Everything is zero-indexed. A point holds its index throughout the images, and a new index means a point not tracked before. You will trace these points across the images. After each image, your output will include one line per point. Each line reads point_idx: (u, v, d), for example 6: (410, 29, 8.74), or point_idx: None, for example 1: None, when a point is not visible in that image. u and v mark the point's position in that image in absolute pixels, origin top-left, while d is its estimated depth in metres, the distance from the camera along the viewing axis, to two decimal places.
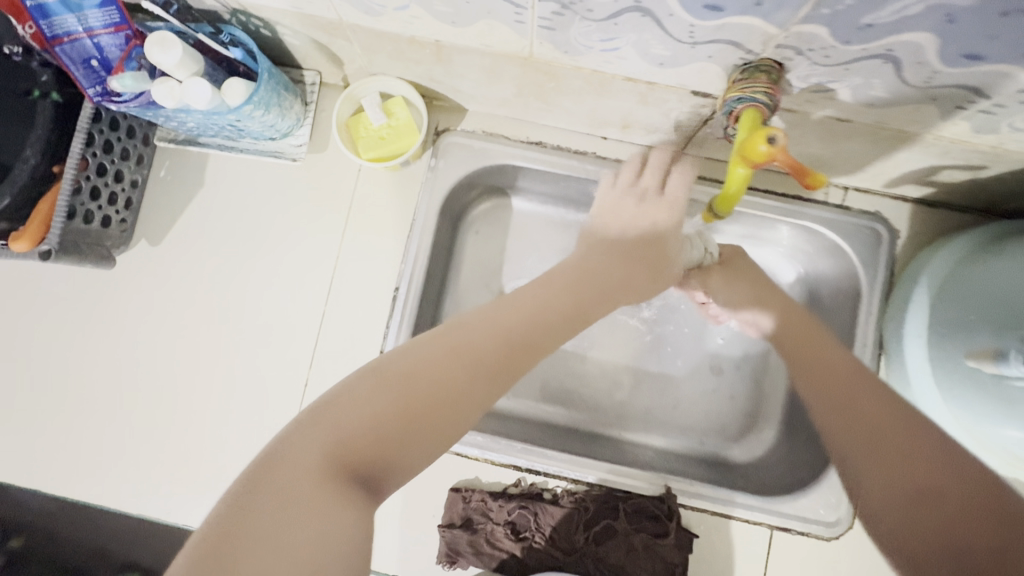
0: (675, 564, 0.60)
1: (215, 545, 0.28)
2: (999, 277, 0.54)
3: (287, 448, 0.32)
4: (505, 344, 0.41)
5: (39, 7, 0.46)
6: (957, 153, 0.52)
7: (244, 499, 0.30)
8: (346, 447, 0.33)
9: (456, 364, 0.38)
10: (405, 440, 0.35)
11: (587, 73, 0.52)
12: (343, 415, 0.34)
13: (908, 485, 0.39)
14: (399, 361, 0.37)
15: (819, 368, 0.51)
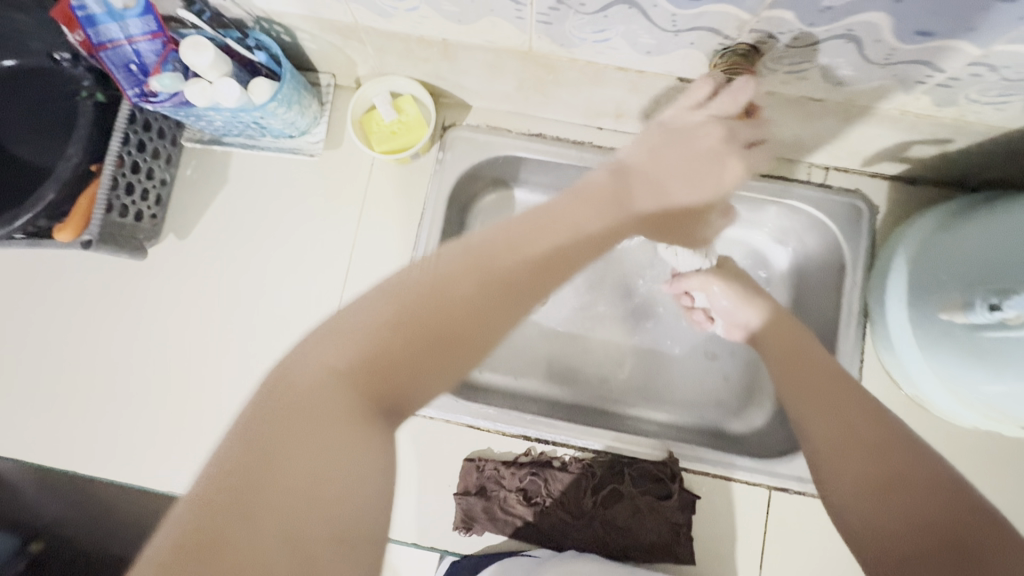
0: (680, 524, 0.63)
1: (235, 485, 0.29)
2: (967, 240, 0.58)
3: (297, 387, 0.33)
4: (518, 266, 0.42)
5: (88, 17, 0.52)
6: (923, 127, 0.57)
7: (258, 438, 0.31)
8: (363, 362, 0.35)
9: (471, 281, 0.40)
10: (421, 356, 0.37)
11: (581, 65, 0.57)
12: (358, 331, 0.36)
13: (881, 471, 0.41)
14: (414, 277, 0.39)
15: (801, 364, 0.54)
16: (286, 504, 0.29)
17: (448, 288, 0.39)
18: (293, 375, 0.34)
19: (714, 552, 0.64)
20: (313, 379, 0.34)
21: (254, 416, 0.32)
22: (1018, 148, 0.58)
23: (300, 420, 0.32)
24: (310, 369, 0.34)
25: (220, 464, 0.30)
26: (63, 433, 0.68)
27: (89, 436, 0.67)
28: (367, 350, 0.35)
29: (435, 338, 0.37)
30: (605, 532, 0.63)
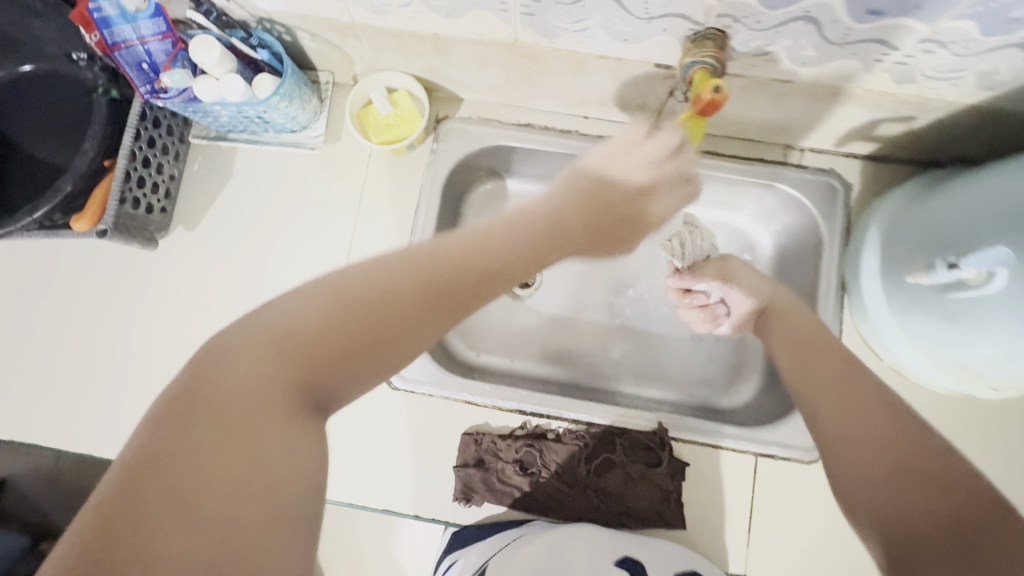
0: (669, 490, 0.66)
1: (133, 485, 0.27)
2: (934, 210, 0.60)
3: (221, 381, 0.31)
4: (464, 265, 0.41)
5: (103, 19, 0.55)
6: (887, 105, 0.60)
7: (165, 436, 0.29)
8: (293, 357, 0.33)
9: (414, 283, 0.38)
10: (356, 357, 0.35)
11: (564, 54, 0.61)
12: (287, 324, 0.33)
13: (886, 456, 0.37)
14: (354, 274, 0.37)
15: (806, 351, 0.52)
16: (189, 507, 0.27)
17: (389, 288, 0.37)
18: (211, 366, 0.31)
19: (704, 516, 0.67)
20: (239, 373, 0.31)
21: (166, 409, 0.30)
22: (978, 123, 0.61)
23: (214, 417, 0.29)
24: (234, 359, 0.32)
25: (124, 465, 0.28)
26: (81, 419, 0.71)
27: (106, 420, 0.71)
28: (296, 346, 0.33)
29: (371, 338, 0.35)
30: (598, 499, 0.66)
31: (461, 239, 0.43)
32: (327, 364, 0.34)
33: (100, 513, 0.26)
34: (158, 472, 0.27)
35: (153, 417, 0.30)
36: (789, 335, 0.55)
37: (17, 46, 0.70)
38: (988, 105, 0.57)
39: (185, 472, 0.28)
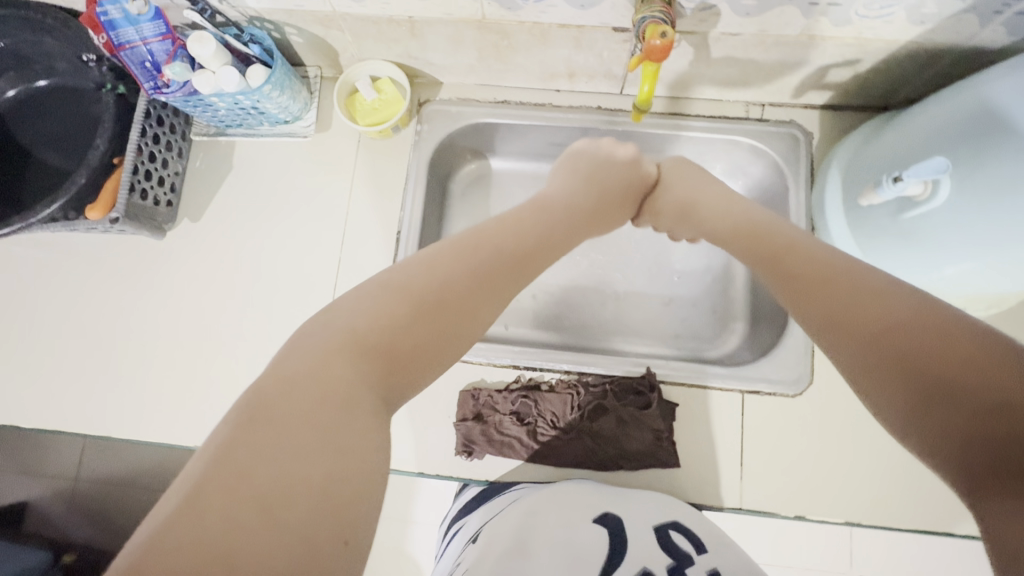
0: (662, 430, 0.69)
1: (226, 469, 0.30)
2: (886, 142, 0.64)
3: (308, 374, 0.35)
4: (501, 260, 0.49)
5: (109, 22, 0.61)
6: (833, 50, 0.65)
7: (260, 422, 0.32)
8: (367, 352, 0.38)
9: (469, 291, 0.45)
10: (417, 357, 0.41)
11: (529, 27, 0.66)
12: (362, 328, 0.39)
13: (913, 378, 0.34)
14: (418, 282, 0.44)
15: (783, 271, 0.49)
16: (279, 493, 0.30)
17: (445, 297, 0.44)
18: (295, 364, 0.36)
19: (697, 455, 0.70)
20: (317, 370, 0.36)
21: (259, 398, 0.34)
22: (919, 59, 0.66)
23: (299, 412, 0.33)
24: (313, 358, 0.36)
25: (216, 450, 0.31)
26: (101, 403, 0.75)
27: (126, 404, 0.75)
28: (370, 347, 0.39)
29: (431, 342, 0.42)
30: (594, 443, 0.69)
31: (499, 243, 0.50)
32: (394, 365, 0.39)
33: (194, 491, 0.29)
34: (244, 461, 0.30)
35: (235, 417, 0.33)
36: (762, 254, 0.52)
37: (30, 63, 0.75)
38: (924, 40, 0.62)
39: (269, 459, 0.31)
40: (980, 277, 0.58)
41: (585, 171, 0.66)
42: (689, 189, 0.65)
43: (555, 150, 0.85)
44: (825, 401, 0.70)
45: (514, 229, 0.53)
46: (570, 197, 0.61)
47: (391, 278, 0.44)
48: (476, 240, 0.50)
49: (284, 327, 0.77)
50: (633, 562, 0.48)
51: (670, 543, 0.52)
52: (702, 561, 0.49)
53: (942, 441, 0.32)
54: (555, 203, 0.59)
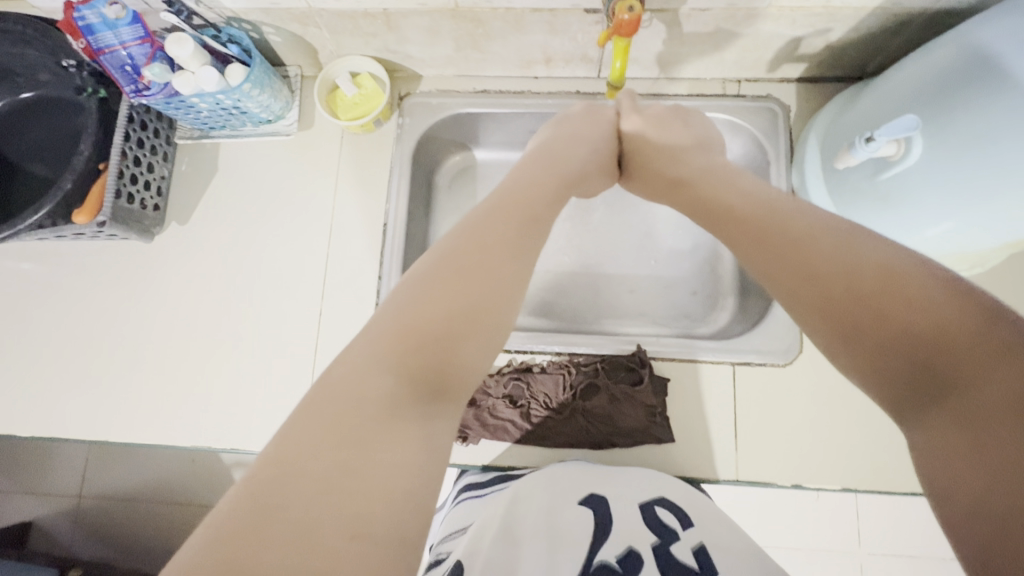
0: (654, 406, 0.69)
1: (274, 484, 0.31)
2: (860, 109, 0.65)
3: (348, 383, 0.36)
4: (519, 237, 0.49)
5: (87, 27, 0.61)
6: (802, 21, 0.66)
7: (308, 438, 0.33)
8: (401, 350, 0.39)
9: (493, 273, 0.45)
10: (456, 344, 0.41)
11: (503, 13, 0.67)
12: (397, 326, 0.40)
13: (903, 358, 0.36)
14: (446, 272, 0.43)
15: (768, 240, 0.47)
16: (335, 505, 0.31)
17: (478, 286, 0.43)
18: (333, 372, 0.37)
19: (690, 430, 0.70)
20: (350, 372, 0.37)
21: (305, 410, 0.35)
22: (888, 28, 0.66)
23: (343, 417, 0.35)
24: (349, 364, 0.38)
25: (266, 468, 0.32)
26: (96, 408, 0.76)
27: (123, 407, 0.75)
28: (406, 344, 0.39)
29: (470, 330, 0.42)
30: (588, 422, 0.69)
31: (518, 225, 0.49)
32: (434, 357, 0.39)
33: (250, 508, 0.30)
34: (292, 478, 0.32)
35: (285, 434, 0.34)
36: (737, 223, 0.51)
37: (14, 75, 0.76)
38: (891, 7, 0.63)
39: (319, 474, 0.32)
40: (959, 236, 0.58)
41: (569, 135, 0.64)
42: (675, 148, 0.63)
43: None
44: (815, 369, 0.71)
45: (527, 205, 0.52)
46: (562, 156, 0.61)
47: (417, 272, 0.44)
48: (492, 219, 0.49)
49: (276, 324, 0.77)
50: (618, 542, 0.49)
51: (656, 518, 0.53)
52: (688, 538, 0.50)
53: (939, 418, 0.33)
54: (541, 172, 0.58)
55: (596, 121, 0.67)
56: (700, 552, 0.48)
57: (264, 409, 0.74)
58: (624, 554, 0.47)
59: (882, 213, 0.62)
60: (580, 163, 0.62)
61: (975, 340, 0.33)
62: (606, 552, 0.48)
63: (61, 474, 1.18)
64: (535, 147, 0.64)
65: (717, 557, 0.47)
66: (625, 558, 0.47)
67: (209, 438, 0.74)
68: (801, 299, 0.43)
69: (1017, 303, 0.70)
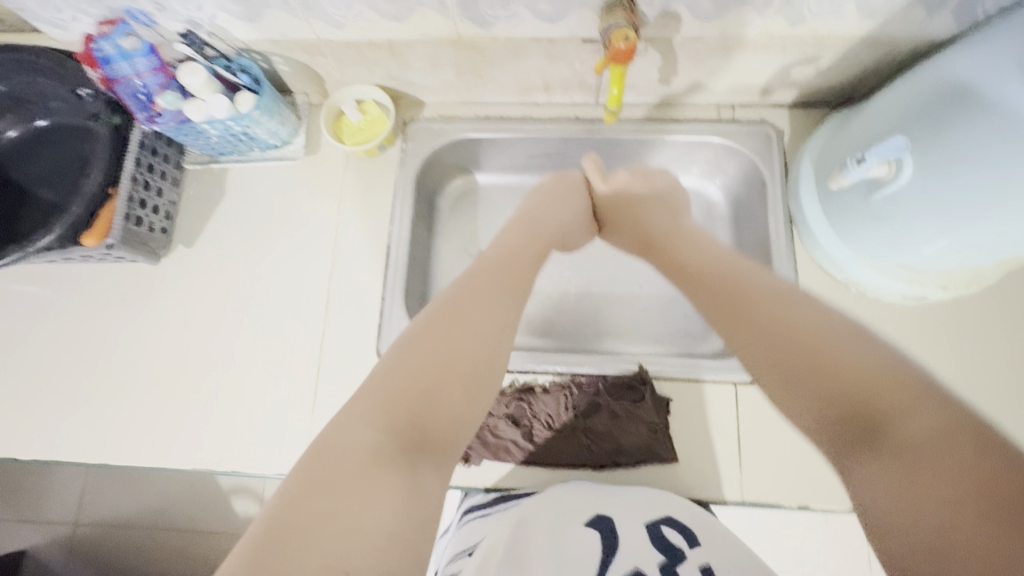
0: (656, 425, 0.69)
1: (275, 539, 0.31)
2: (852, 132, 0.67)
3: (340, 440, 0.37)
4: (500, 292, 0.50)
5: (104, 58, 0.64)
6: (792, 49, 0.68)
7: (303, 494, 0.34)
8: (392, 404, 0.40)
9: (484, 329, 0.46)
10: (447, 386, 0.42)
11: (502, 42, 0.70)
12: (392, 383, 0.41)
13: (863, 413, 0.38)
14: (437, 330, 0.44)
15: (739, 307, 0.49)
16: (333, 554, 0.31)
17: (471, 345, 0.44)
18: (329, 432, 0.38)
19: (695, 448, 0.69)
20: (343, 427, 0.38)
21: (301, 467, 0.36)
22: (875, 54, 0.69)
23: (343, 470, 0.35)
24: (349, 418, 0.39)
25: (265, 524, 0.33)
26: (98, 431, 0.75)
27: (123, 430, 0.75)
28: (403, 399, 0.40)
29: (464, 376, 0.43)
30: (590, 442, 0.69)
31: (497, 282, 0.51)
32: (429, 412, 0.40)
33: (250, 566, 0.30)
34: (291, 533, 0.32)
35: (286, 492, 0.34)
36: (707, 288, 0.53)
37: (29, 104, 0.78)
38: (877, 35, 0.65)
39: (313, 527, 0.32)
40: (954, 254, 0.59)
41: (551, 197, 0.68)
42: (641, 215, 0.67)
43: (537, 162, 0.88)
44: None
45: (508, 263, 0.54)
46: (533, 217, 0.64)
47: (409, 330, 0.45)
48: (477, 280, 0.51)
49: (278, 346, 0.78)
50: (626, 562, 0.50)
51: (662, 537, 0.53)
52: (694, 557, 0.50)
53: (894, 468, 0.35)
54: (516, 235, 0.60)
55: (570, 183, 0.71)
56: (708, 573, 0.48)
57: (263, 432, 0.74)
58: None
59: (880, 232, 0.63)
60: (560, 227, 0.66)
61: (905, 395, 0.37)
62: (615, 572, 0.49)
63: (58, 500, 1.17)
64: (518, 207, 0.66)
65: None
66: None
67: (208, 461, 0.74)
68: (769, 364, 0.45)
69: (1013, 318, 0.71)
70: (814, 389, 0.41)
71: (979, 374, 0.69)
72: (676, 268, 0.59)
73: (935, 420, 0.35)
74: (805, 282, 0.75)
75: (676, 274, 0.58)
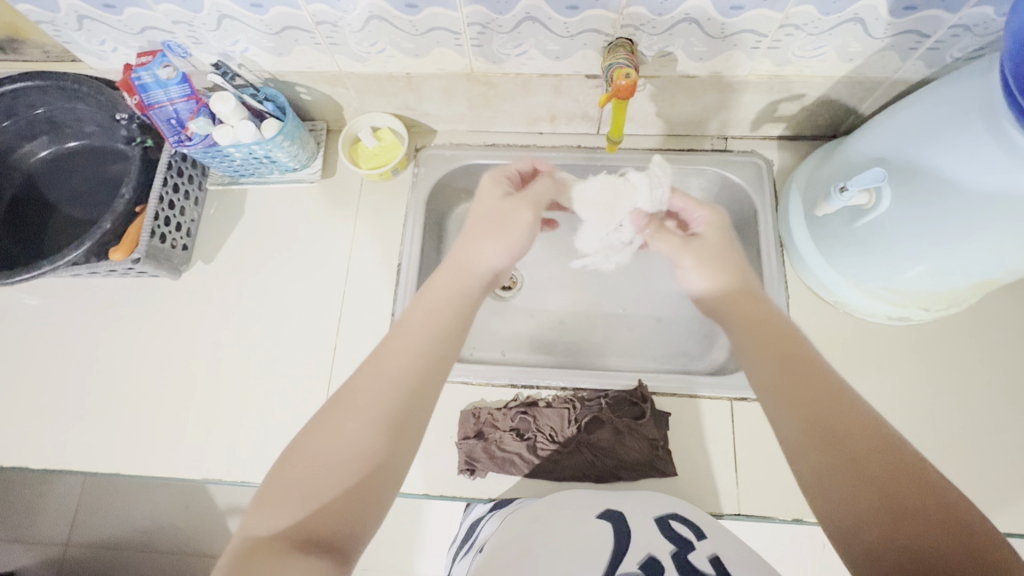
0: (656, 439, 0.72)
1: None
2: (835, 165, 0.72)
3: (260, 537, 0.43)
4: (413, 361, 0.53)
5: (142, 86, 0.69)
6: (779, 88, 0.74)
7: None
8: (308, 495, 0.46)
9: (408, 403, 0.51)
10: (369, 469, 0.47)
11: (512, 78, 0.75)
12: (305, 473, 0.47)
13: (873, 487, 0.42)
14: (342, 416, 0.49)
15: (799, 371, 0.50)
16: None
17: (379, 431, 0.49)
18: (248, 516, 0.45)
19: (692, 462, 0.72)
20: (264, 522, 0.44)
21: (226, 566, 0.42)
22: (856, 94, 0.75)
23: (266, 544, 0.43)
24: (269, 511, 0.45)
25: None
26: (110, 441, 0.77)
27: (136, 441, 0.77)
28: (315, 485, 0.46)
29: (378, 455, 0.48)
30: (593, 455, 0.71)
31: (417, 344, 0.54)
32: (347, 494, 0.46)
33: None
34: None
35: None
36: (754, 330, 0.54)
37: (63, 127, 0.83)
38: (857, 77, 0.71)
39: None
40: (931, 278, 0.64)
41: (493, 218, 0.63)
42: (717, 255, 0.62)
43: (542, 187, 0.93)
44: None
45: (424, 317, 0.56)
46: (466, 244, 0.62)
47: (322, 413, 0.50)
48: (387, 348, 0.54)
49: (289, 360, 0.81)
50: (639, 549, 0.50)
51: (672, 530, 0.55)
52: (704, 548, 0.51)
53: (893, 546, 0.40)
54: (447, 280, 0.60)
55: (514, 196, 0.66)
56: (716, 559, 0.49)
57: (272, 443, 0.76)
58: (646, 560, 0.48)
59: (866, 256, 0.67)
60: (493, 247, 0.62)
61: (910, 481, 0.42)
62: (628, 559, 0.49)
63: (45, 514, 1.17)
64: (461, 236, 0.63)
65: (733, 566, 0.48)
66: (646, 563, 0.48)
67: (217, 472, 0.76)
68: (805, 426, 0.47)
69: (991, 340, 0.75)
70: (836, 451, 0.44)
71: (961, 394, 0.73)
72: (728, 309, 0.58)
73: (936, 506, 0.40)
74: (795, 303, 0.79)
75: (727, 318, 0.58)
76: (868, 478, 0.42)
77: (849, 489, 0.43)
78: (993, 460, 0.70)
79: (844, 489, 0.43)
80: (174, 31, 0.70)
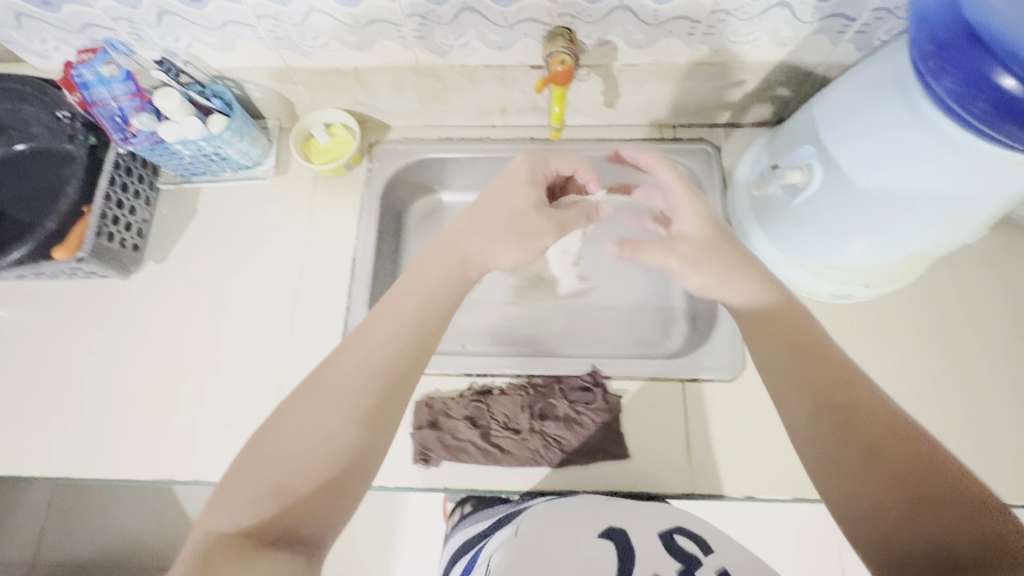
0: (607, 421, 0.73)
1: None
2: (776, 144, 0.74)
3: (224, 534, 0.43)
4: (386, 351, 0.52)
5: (83, 83, 0.69)
6: (718, 74, 0.76)
7: None
8: (273, 490, 0.45)
9: (382, 395, 0.50)
10: (339, 462, 0.47)
11: (458, 69, 0.76)
12: (269, 466, 0.46)
13: (888, 477, 0.44)
14: (305, 409, 0.49)
15: (812, 366, 0.52)
16: None
17: (348, 423, 0.48)
18: (209, 512, 0.45)
19: (645, 444, 0.72)
20: (227, 518, 0.44)
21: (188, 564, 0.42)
22: (793, 79, 0.77)
23: (230, 540, 0.43)
24: (231, 507, 0.44)
25: None
26: (60, 447, 0.76)
27: (86, 443, 0.76)
28: (280, 481, 0.46)
29: (348, 447, 0.48)
30: (546, 441, 0.72)
31: (387, 333, 0.53)
32: (316, 489, 0.46)
33: None
34: None
35: None
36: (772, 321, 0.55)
37: (8, 129, 0.83)
38: (791, 62, 0.73)
39: None
40: (877, 255, 0.66)
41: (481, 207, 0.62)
42: (708, 253, 0.59)
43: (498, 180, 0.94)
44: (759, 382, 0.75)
45: (399, 304, 0.55)
46: (461, 229, 0.61)
47: (286, 406, 0.50)
48: (359, 338, 0.53)
49: (245, 359, 0.80)
50: (644, 567, 0.51)
51: (675, 542, 0.55)
52: (710, 562, 0.52)
53: (902, 532, 0.43)
54: (436, 264, 0.59)
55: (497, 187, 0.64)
56: None
57: (226, 442, 0.75)
58: None
59: (805, 233, 0.69)
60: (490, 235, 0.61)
61: (925, 472, 0.44)
62: None
63: (9, 531, 1.14)
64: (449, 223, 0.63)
65: None
66: None
67: (171, 473, 0.74)
68: (824, 430, 0.48)
69: (934, 316, 0.77)
70: (851, 442, 0.47)
71: (909, 369, 0.74)
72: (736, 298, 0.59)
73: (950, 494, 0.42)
74: None
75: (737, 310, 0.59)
76: (880, 469, 0.45)
77: (867, 487, 0.45)
78: (941, 432, 0.71)
79: (857, 478, 0.46)
80: (115, 28, 0.70)
